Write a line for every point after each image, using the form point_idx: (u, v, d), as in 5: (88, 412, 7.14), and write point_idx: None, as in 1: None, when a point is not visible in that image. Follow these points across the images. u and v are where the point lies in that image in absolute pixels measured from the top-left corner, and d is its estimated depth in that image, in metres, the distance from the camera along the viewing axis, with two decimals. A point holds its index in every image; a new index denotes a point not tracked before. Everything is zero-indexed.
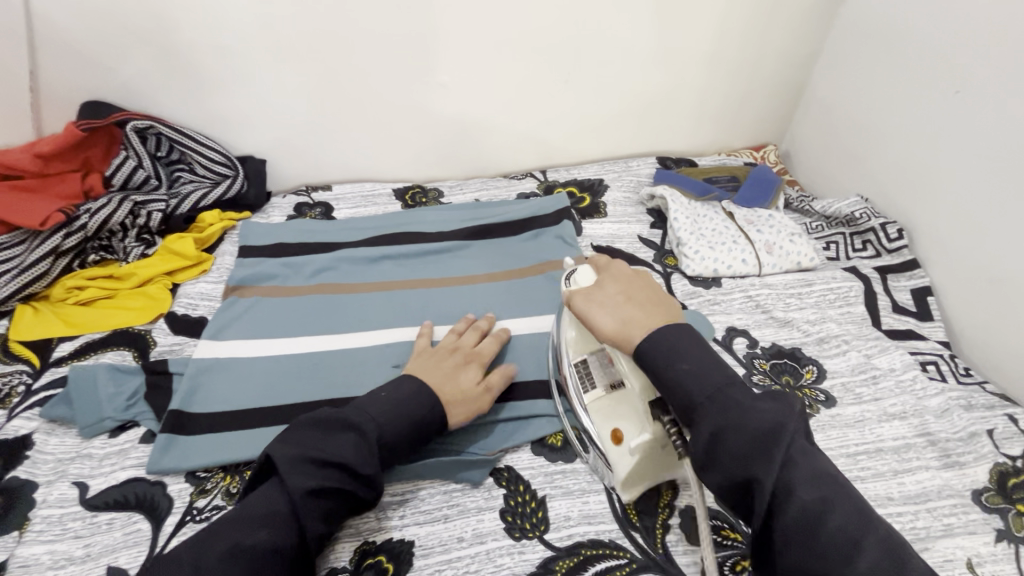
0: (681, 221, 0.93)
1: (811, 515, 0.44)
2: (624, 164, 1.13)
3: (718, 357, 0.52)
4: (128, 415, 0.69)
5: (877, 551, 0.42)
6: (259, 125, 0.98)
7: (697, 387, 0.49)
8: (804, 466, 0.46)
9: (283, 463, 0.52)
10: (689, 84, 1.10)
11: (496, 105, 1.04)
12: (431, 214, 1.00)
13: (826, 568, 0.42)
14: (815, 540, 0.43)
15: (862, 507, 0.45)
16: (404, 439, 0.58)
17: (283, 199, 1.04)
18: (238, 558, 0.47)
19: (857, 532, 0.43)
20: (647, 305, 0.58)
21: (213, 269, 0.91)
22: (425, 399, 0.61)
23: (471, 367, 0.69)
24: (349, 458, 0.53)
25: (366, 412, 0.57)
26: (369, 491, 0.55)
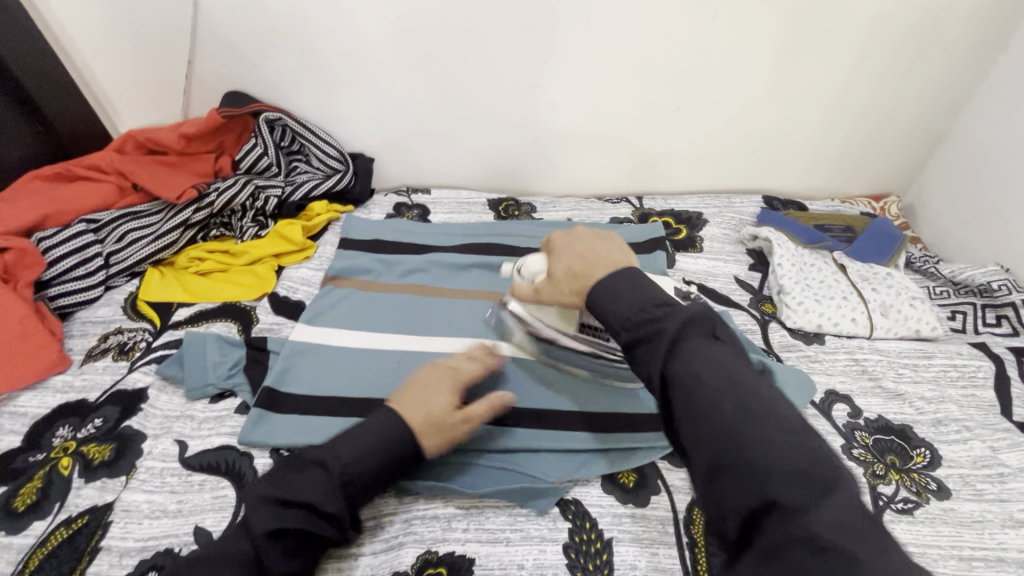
0: (786, 268, 0.87)
1: (692, 400, 0.45)
2: (726, 199, 1.08)
3: (654, 285, 0.54)
4: (228, 384, 0.74)
5: (755, 427, 0.43)
6: (371, 126, 1.03)
7: (617, 316, 0.52)
8: (696, 355, 0.47)
9: (250, 501, 0.54)
10: (807, 123, 1.03)
11: (602, 126, 1.03)
12: (521, 229, 1.01)
13: (705, 439, 0.43)
14: (695, 419, 0.44)
15: (768, 399, 0.45)
16: (376, 477, 0.58)
17: (384, 197, 1.09)
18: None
19: (737, 416, 0.43)
20: (591, 260, 0.61)
21: (314, 257, 0.96)
22: (391, 430, 0.59)
23: (455, 390, 0.65)
24: (316, 500, 0.55)
25: (335, 448, 0.58)
26: (333, 530, 0.56)
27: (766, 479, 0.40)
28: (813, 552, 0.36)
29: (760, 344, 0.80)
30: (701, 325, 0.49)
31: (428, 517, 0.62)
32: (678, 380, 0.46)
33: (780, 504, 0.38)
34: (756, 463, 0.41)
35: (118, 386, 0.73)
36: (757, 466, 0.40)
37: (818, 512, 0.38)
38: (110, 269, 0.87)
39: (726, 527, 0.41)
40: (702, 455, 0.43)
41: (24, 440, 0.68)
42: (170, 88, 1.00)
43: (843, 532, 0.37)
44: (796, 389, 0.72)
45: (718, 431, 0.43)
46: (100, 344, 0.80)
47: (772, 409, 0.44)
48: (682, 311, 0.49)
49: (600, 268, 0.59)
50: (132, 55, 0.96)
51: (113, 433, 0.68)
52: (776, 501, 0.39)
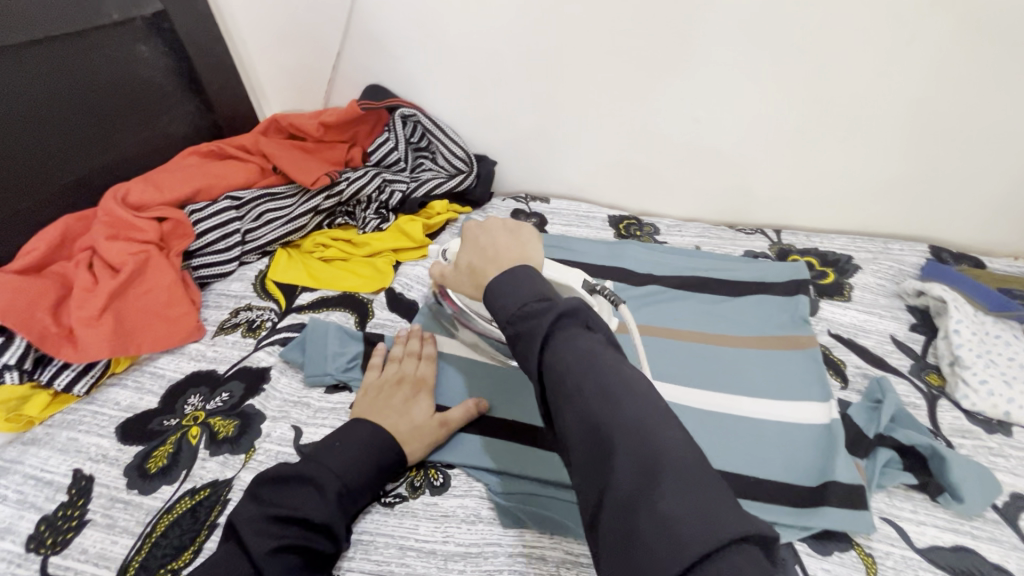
0: (964, 337, 0.74)
1: (562, 386, 0.40)
2: (882, 244, 0.95)
3: (536, 277, 0.48)
4: (344, 377, 0.74)
5: (612, 407, 0.38)
6: (501, 129, 1.01)
7: (505, 310, 0.46)
8: (565, 342, 0.42)
9: (243, 523, 0.51)
10: (1005, 170, 0.87)
11: (750, 150, 0.93)
12: (644, 251, 0.94)
13: (573, 430, 0.39)
14: (566, 407, 0.40)
15: (627, 376, 0.40)
16: (366, 491, 0.59)
17: (502, 202, 1.07)
18: None
19: (596, 400, 0.38)
20: (490, 258, 0.56)
21: (431, 256, 0.96)
22: (379, 446, 0.61)
23: (423, 396, 0.69)
24: (316, 516, 0.53)
25: (326, 464, 0.57)
26: (331, 544, 0.54)
27: (615, 462, 0.36)
28: (653, 532, 0.32)
29: (927, 423, 0.69)
30: (575, 315, 0.44)
31: (535, 557, 0.58)
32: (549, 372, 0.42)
33: (620, 490, 0.35)
34: (613, 447, 0.36)
35: (245, 363, 0.76)
36: (611, 452, 0.36)
37: (664, 491, 0.33)
38: (246, 246, 0.91)
39: (589, 512, 0.37)
40: (574, 452, 0.39)
41: (160, 402, 0.72)
42: (317, 77, 1.04)
43: (689, 507, 0.32)
44: (976, 486, 0.61)
45: (585, 417, 0.38)
46: (231, 318, 0.83)
47: (633, 391, 0.39)
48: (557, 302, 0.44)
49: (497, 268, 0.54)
50: (290, 43, 1.01)
51: (237, 409, 0.70)
52: (632, 488, 0.34)
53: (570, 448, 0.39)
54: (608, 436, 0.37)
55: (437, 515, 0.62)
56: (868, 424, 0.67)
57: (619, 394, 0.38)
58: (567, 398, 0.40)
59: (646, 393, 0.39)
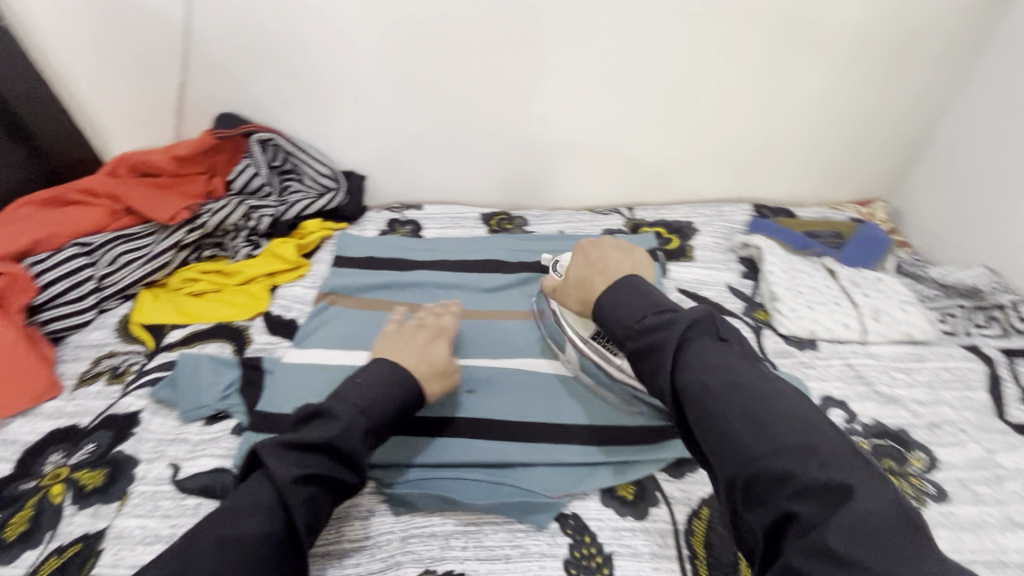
0: (777, 275, 0.88)
1: (706, 409, 0.48)
2: (716, 208, 1.09)
3: (652, 296, 0.58)
4: (223, 405, 0.73)
5: (765, 432, 0.44)
6: (364, 144, 1.05)
7: (621, 323, 0.57)
8: (704, 364, 0.50)
9: (266, 451, 0.52)
10: (796, 132, 1.04)
11: (594, 138, 1.04)
12: (514, 242, 1.01)
13: (720, 450, 0.46)
14: (712, 430, 0.47)
15: (775, 400, 0.47)
16: (384, 424, 0.59)
17: (377, 214, 1.09)
18: (230, 548, 0.46)
19: (747, 425, 0.45)
20: (598, 270, 0.68)
21: (308, 275, 0.96)
22: (400, 378, 0.62)
23: (442, 341, 0.72)
24: (334, 441, 0.53)
25: (347, 397, 0.58)
26: (354, 475, 0.55)
27: (778, 483, 0.42)
28: (829, 558, 0.37)
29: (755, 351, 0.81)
30: (703, 332, 0.52)
31: (426, 535, 0.62)
32: (686, 394, 0.49)
33: (795, 513, 0.40)
34: (772, 471, 0.42)
35: (112, 410, 0.73)
36: (768, 471, 0.42)
37: (830, 521, 0.39)
38: (102, 293, 0.87)
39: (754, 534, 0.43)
40: (718, 469, 0.46)
41: (14, 468, 0.67)
42: (163, 111, 1.01)
43: (860, 539, 0.37)
44: None
45: (735, 440, 0.45)
46: (92, 368, 0.80)
47: (784, 408, 0.46)
48: (681, 321, 0.53)
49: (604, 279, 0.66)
50: (126, 79, 0.97)
51: (106, 457, 0.67)
52: (793, 511, 0.40)
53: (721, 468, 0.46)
54: (761, 458, 0.43)
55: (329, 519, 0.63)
56: None
57: (767, 419, 0.45)
58: (712, 418, 0.47)
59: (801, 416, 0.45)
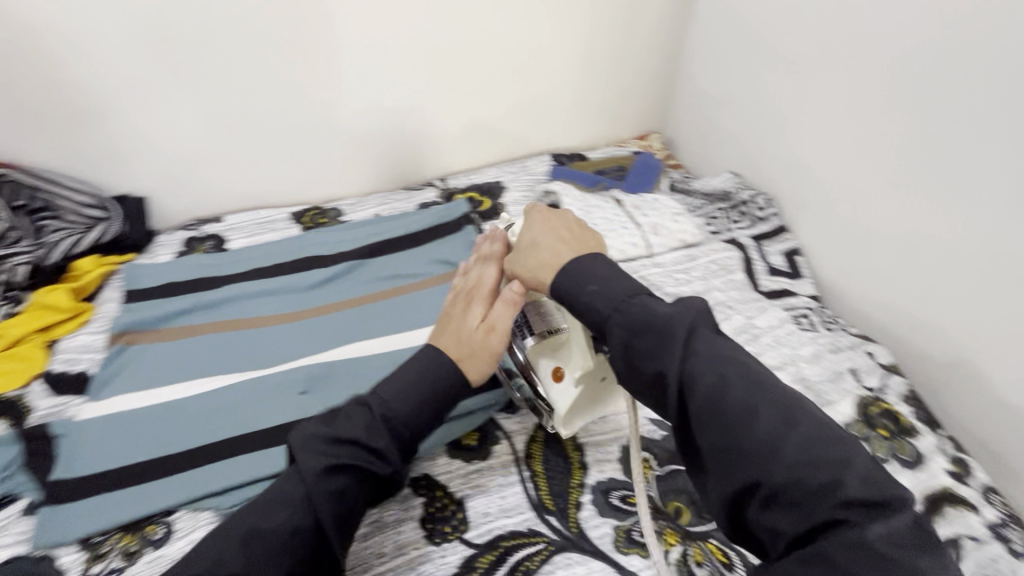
0: (574, 214, 0.98)
1: (721, 401, 0.42)
2: (521, 164, 1.17)
3: (629, 276, 0.52)
4: (5, 489, 0.65)
5: (791, 429, 0.39)
6: (127, 162, 0.94)
7: (606, 300, 0.50)
8: (712, 354, 0.44)
9: (296, 445, 0.51)
10: (567, 83, 1.15)
11: (384, 116, 1.04)
12: (329, 234, 0.99)
13: (738, 449, 0.40)
14: (727, 426, 0.41)
15: (792, 396, 0.42)
16: (416, 418, 0.54)
17: (171, 236, 0.99)
18: (256, 539, 0.47)
19: (768, 419, 0.40)
20: (562, 239, 0.57)
21: (94, 319, 0.85)
22: (428, 371, 0.56)
23: (481, 300, 0.62)
24: (361, 436, 0.51)
25: (377, 389, 0.54)
26: (386, 466, 0.52)
27: (809, 484, 0.37)
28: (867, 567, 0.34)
29: None
30: (705, 321, 0.46)
31: None
32: (700, 387, 0.42)
33: (835, 519, 0.36)
34: (803, 473, 0.37)
35: None
36: (794, 466, 0.37)
37: (874, 519, 0.35)
38: None
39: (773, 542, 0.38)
40: (727, 468, 0.40)
41: None
42: None
43: (901, 543, 0.34)
44: None
45: (753, 434, 0.40)
46: None
47: (802, 406, 0.41)
48: (689, 308, 0.47)
49: (568, 250, 0.56)
50: None
51: None
52: (836, 516, 0.36)
53: (731, 467, 0.40)
54: (784, 450, 0.38)
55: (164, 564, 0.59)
56: None
57: (794, 417, 0.40)
58: (733, 416, 0.41)
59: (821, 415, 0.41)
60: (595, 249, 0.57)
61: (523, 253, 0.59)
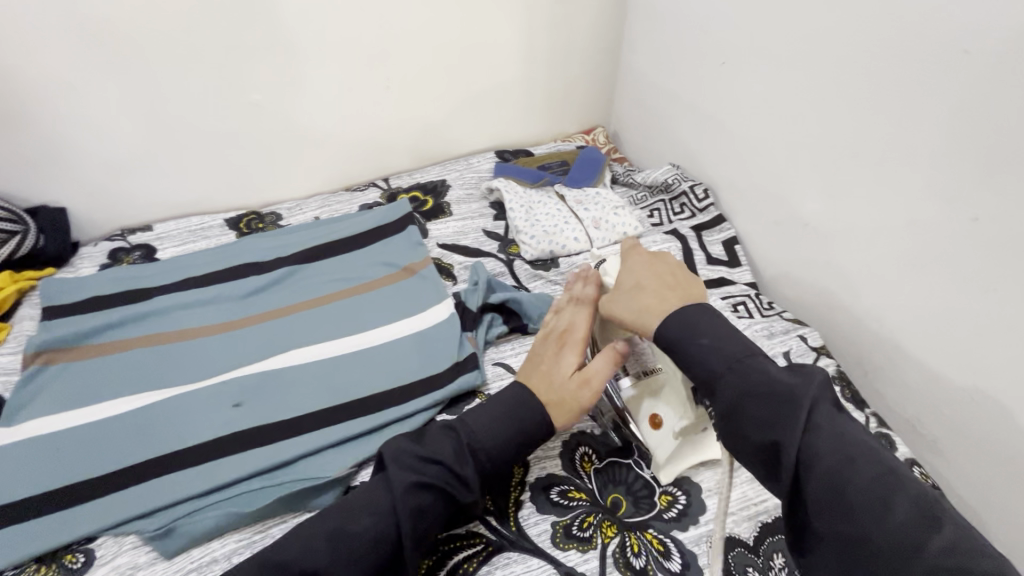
0: (517, 211, 0.98)
1: (847, 484, 0.42)
2: (465, 161, 1.15)
3: (738, 333, 0.53)
4: None
5: (930, 527, 0.40)
6: (37, 172, 0.89)
7: (718, 359, 0.51)
8: (836, 430, 0.45)
9: (389, 455, 0.54)
10: (508, 79, 1.14)
11: (318, 117, 1.02)
12: (266, 240, 0.96)
13: (864, 540, 0.41)
14: (851, 512, 0.42)
15: (923, 490, 0.42)
16: (505, 448, 0.57)
17: (95, 247, 0.95)
18: (342, 540, 0.50)
19: (904, 510, 0.41)
20: (669, 285, 0.59)
21: (9, 339, 0.80)
22: (514, 406, 0.59)
23: (574, 349, 0.63)
24: (447, 459, 0.54)
25: (468, 418, 0.58)
26: (468, 495, 0.54)
27: None
28: None
29: (511, 282, 0.90)
30: (829, 393, 0.48)
31: (205, 564, 0.59)
32: (824, 464, 0.44)
33: None
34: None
35: None
36: (932, 565, 0.38)
37: None
38: None
39: None
40: (853, 555, 0.41)
41: None
42: None
43: None
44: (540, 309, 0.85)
45: (884, 529, 0.40)
46: None
47: (930, 498, 0.42)
48: (812, 376, 0.48)
49: (676, 296, 0.57)
50: None
51: None
52: None
53: (853, 553, 0.41)
54: (920, 544, 0.39)
55: None
56: (470, 301, 0.85)
57: (932, 514, 0.41)
58: (857, 501, 0.42)
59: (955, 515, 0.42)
60: (699, 295, 0.58)
61: (619, 296, 0.61)
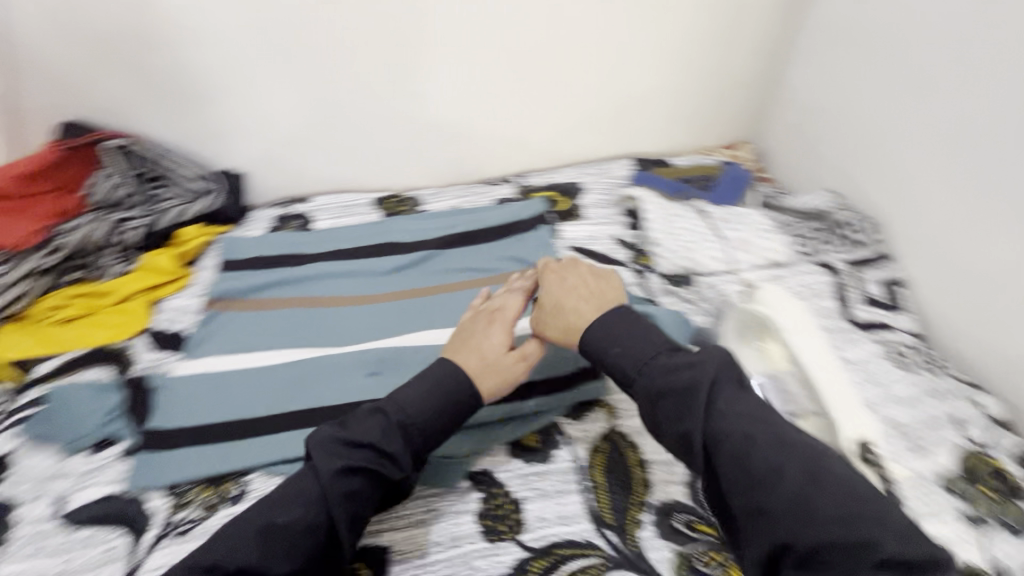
0: (655, 222, 0.95)
1: (748, 460, 0.49)
2: (601, 166, 1.14)
3: (659, 333, 0.61)
4: (105, 432, 0.70)
5: (813, 487, 0.46)
6: (227, 140, 1.00)
7: (628, 360, 0.59)
8: (726, 412, 0.52)
9: (315, 442, 0.57)
10: (657, 87, 1.11)
11: (469, 111, 1.05)
12: (409, 222, 1.01)
13: (765, 507, 0.47)
14: (757, 486, 0.48)
15: (812, 450, 0.50)
16: (427, 430, 0.59)
17: (263, 212, 1.05)
18: (272, 532, 0.52)
19: (793, 474, 0.47)
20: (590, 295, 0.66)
21: (193, 284, 0.91)
22: (445, 382, 0.61)
23: (499, 326, 0.67)
24: (375, 441, 0.56)
25: (399, 400, 0.59)
26: (398, 471, 0.57)
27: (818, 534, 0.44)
28: None
29: (643, 294, 0.87)
30: (728, 374, 0.55)
31: None
32: (723, 445, 0.51)
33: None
34: (817, 526, 0.44)
35: None
36: (817, 521, 0.44)
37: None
38: None
39: None
40: (761, 529, 0.47)
41: None
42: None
43: None
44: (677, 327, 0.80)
45: (777, 492, 0.47)
46: None
47: (821, 461, 0.48)
48: (708, 362, 0.55)
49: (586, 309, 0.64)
50: None
51: None
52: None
53: (756, 522, 0.48)
54: (806, 501, 0.46)
55: None
56: None
57: (822, 478, 0.47)
58: (754, 474, 0.49)
59: (846, 474, 0.47)
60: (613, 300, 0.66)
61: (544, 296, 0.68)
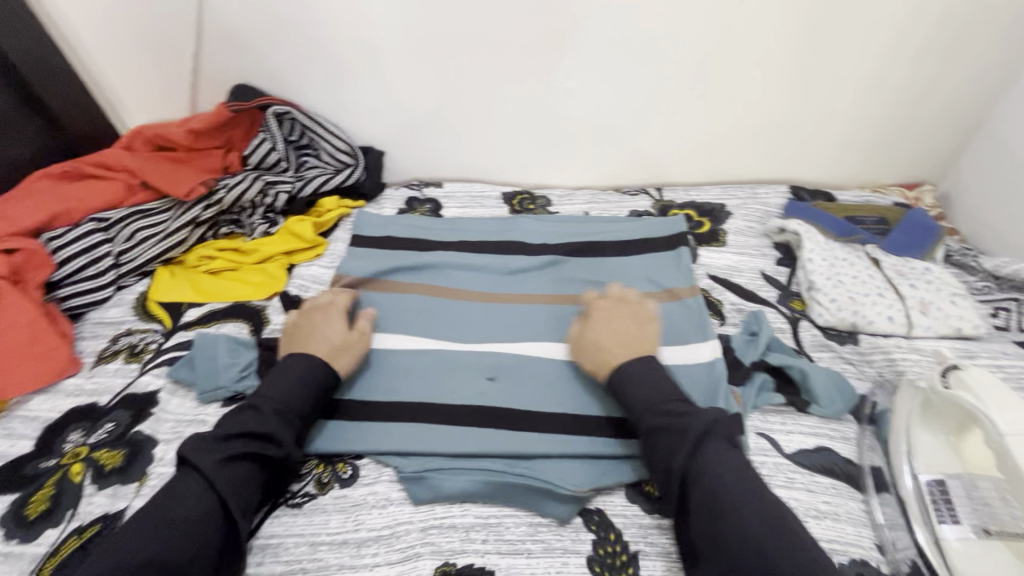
0: (817, 264, 0.84)
1: (715, 497, 0.52)
2: (750, 189, 1.03)
3: (672, 384, 0.62)
4: (239, 386, 0.72)
5: (779, 545, 0.49)
6: (374, 116, 1.00)
7: (645, 400, 0.60)
8: (711, 458, 0.55)
9: (189, 446, 0.56)
10: (838, 110, 0.97)
11: (620, 115, 0.98)
12: (538, 224, 0.97)
13: (721, 543, 0.50)
14: (713, 520, 0.52)
15: (790, 521, 0.51)
16: (304, 414, 0.62)
17: (396, 191, 1.06)
18: (171, 528, 0.50)
19: (757, 520, 0.51)
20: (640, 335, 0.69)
21: (326, 254, 0.94)
22: (308, 373, 0.64)
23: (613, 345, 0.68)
24: (254, 428, 0.58)
25: (263, 392, 0.61)
26: (281, 450, 0.59)
27: None
28: None
29: (792, 344, 0.78)
30: (723, 432, 0.57)
31: (446, 527, 0.61)
32: (702, 479, 0.54)
33: None
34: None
35: (130, 390, 0.73)
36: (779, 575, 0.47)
37: None
38: (121, 269, 0.86)
39: None
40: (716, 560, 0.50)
41: (37, 445, 0.68)
42: (176, 83, 0.98)
43: None
44: (834, 393, 0.71)
45: (744, 537, 0.50)
46: (112, 345, 0.80)
47: (792, 523, 0.51)
48: (704, 417, 0.57)
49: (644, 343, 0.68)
50: (141, 55, 0.95)
51: (125, 437, 0.67)
52: None
53: (711, 553, 0.51)
54: (776, 559, 0.48)
55: (347, 506, 0.63)
56: (743, 355, 0.75)
57: (796, 548, 0.49)
58: (731, 517, 0.51)
59: (803, 551, 0.49)
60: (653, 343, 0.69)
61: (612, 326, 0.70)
